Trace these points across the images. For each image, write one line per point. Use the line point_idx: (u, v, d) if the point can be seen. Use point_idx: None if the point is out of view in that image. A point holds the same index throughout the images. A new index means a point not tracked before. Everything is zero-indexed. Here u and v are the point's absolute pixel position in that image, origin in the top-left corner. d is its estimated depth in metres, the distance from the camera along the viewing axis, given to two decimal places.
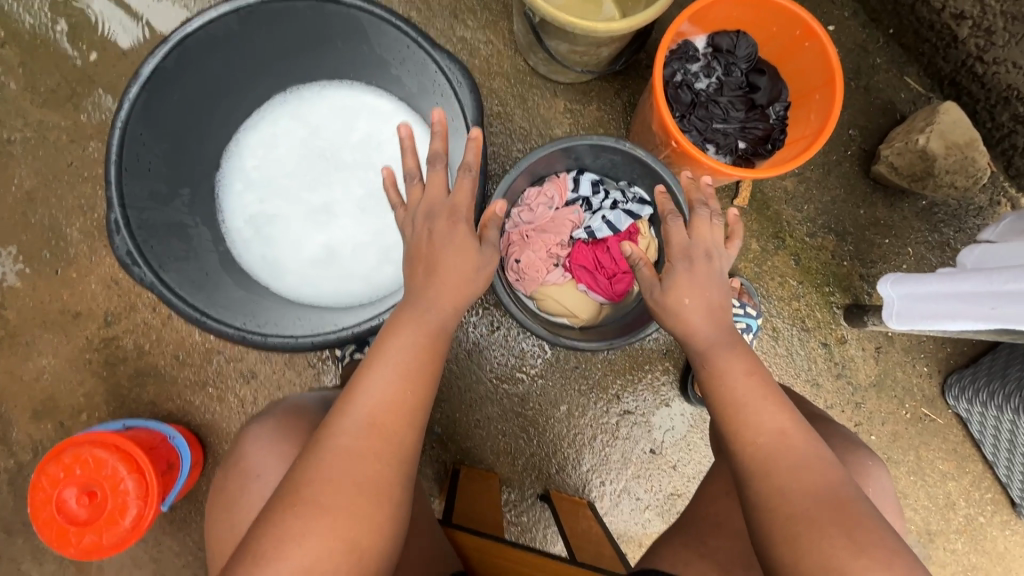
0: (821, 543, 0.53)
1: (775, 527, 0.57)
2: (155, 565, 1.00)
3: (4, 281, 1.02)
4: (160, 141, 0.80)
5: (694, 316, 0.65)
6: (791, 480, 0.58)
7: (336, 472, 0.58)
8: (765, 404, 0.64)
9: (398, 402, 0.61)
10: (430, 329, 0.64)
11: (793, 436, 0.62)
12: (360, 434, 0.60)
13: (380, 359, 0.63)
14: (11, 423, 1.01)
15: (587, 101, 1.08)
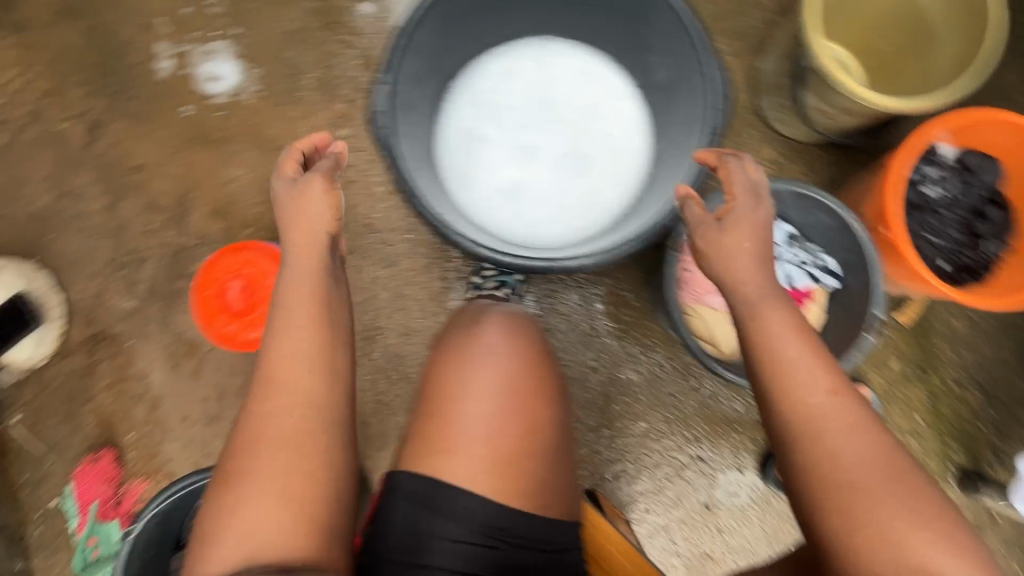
0: (878, 517, 0.56)
1: (839, 507, 0.58)
2: (246, 380, 1.11)
3: (238, 95, 1.14)
4: (437, 33, 0.88)
5: (742, 267, 0.67)
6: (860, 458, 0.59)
7: (303, 439, 0.67)
8: (848, 397, 0.62)
9: (297, 379, 0.69)
10: (317, 295, 0.72)
11: (842, 407, 0.62)
12: (297, 409, 0.68)
13: (283, 320, 0.71)
14: (191, 210, 1.14)
15: (798, 159, 1.06)
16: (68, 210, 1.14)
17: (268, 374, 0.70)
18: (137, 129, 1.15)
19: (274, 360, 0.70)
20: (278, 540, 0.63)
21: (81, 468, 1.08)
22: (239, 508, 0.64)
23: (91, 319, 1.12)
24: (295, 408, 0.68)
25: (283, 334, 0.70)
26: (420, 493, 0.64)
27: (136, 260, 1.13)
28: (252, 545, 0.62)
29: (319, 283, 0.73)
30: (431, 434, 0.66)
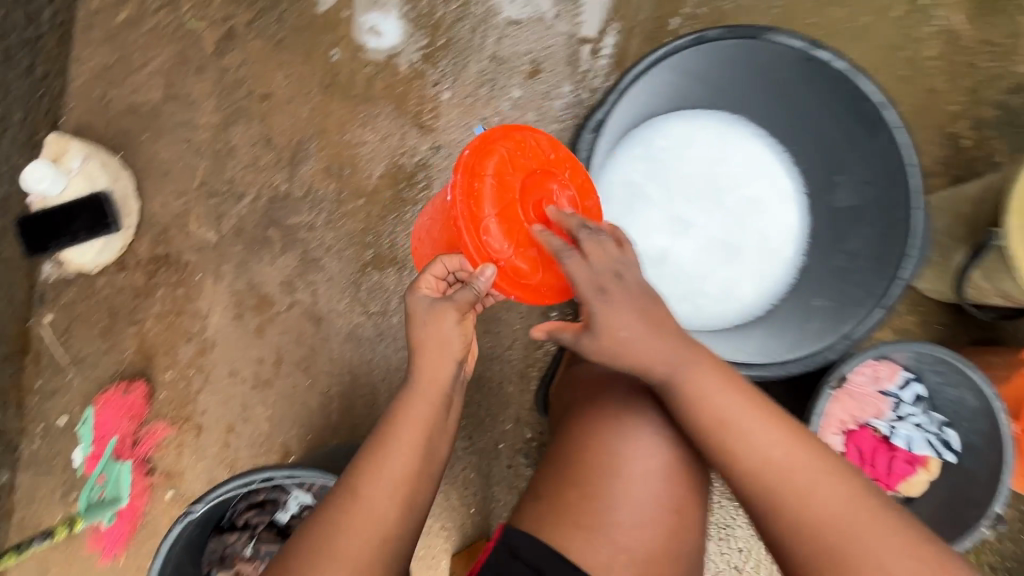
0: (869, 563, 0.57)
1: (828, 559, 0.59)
2: (310, 352, 1.03)
3: (395, 57, 1.06)
4: (651, 85, 0.85)
5: (640, 353, 0.63)
6: (839, 510, 0.59)
7: (368, 567, 0.59)
8: (765, 435, 0.62)
9: (388, 512, 0.62)
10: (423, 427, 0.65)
11: (801, 455, 0.62)
12: (366, 532, 0.60)
13: (386, 443, 0.64)
14: (307, 160, 1.05)
15: (916, 312, 1.08)
16: (175, 114, 1.04)
17: (362, 482, 0.62)
18: (276, 55, 1.05)
19: (367, 476, 0.63)
20: None
21: (106, 393, 0.98)
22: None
23: (164, 238, 1.02)
24: (368, 533, 0.60)
25: (376, 477, 0.62)
26: (544, 574, 0.59)
27: (232, 191, 1.03)
28: None
29: (438, 402, 0.66)
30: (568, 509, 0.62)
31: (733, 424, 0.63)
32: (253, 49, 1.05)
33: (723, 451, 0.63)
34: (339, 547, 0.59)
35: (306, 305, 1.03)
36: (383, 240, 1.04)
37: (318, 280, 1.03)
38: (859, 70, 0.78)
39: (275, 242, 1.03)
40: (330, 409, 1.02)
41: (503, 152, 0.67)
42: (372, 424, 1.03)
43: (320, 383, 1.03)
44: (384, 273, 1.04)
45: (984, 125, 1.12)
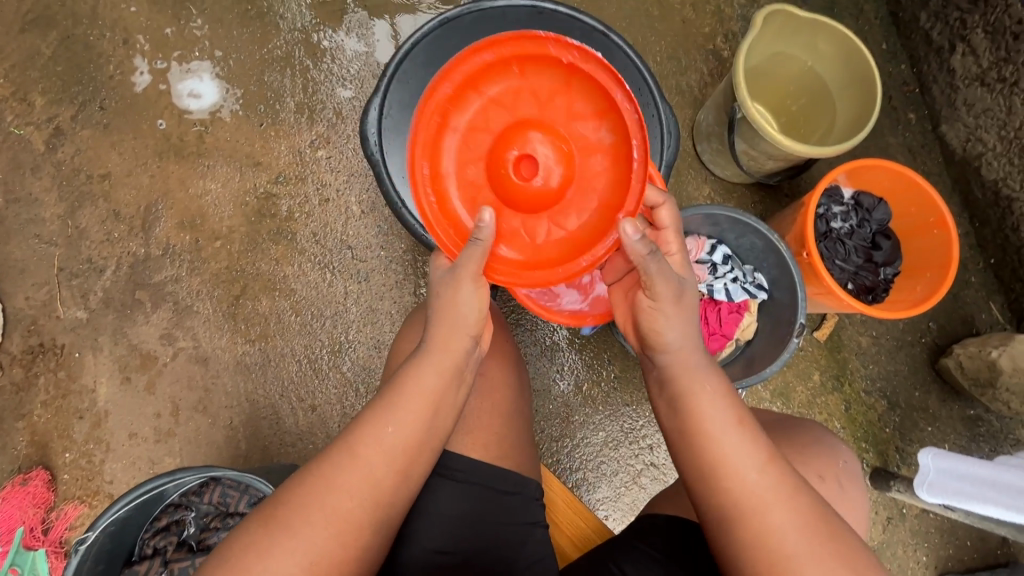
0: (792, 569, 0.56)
1: (754, 556, 0.58)
2: (205, 393, 1.07)
3: (218, 112, 1.17)
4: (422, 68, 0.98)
5: (664, 331, 0.63)
6: (791, 535, 0.57)
7: (350, 526, 0.60)
8: (738, 436, 0.61)
9: (388, 478, 0.63)
10: (434, 397, 0.65)
11: (773, 471, 0.60)
12: (356, 491, 0.61)
13: (391, 404, 0.64)
14: (158, 221, 1.12)
15: (728, 198, 1.24)
16: (21, 215, 1.10)
17: (362, 447, 0.63)
18: (107, 138, 1.14)
19: (365, 435, 0.63)
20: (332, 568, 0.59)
21: (8, 488, 0.98)
22: (268, 552, 0.58)
23: (34, 329, 1.06)
24: (359, 493, 0.61)
25: (379, 442, 0.63)
26: None
27: (93, 268, 1.09)
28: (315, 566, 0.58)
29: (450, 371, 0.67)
30: None
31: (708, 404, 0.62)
32: (84, 138, 1.14)
33: (697, 438, 0.62)
34: (313, 511, 0.60)
35: (189, 350, 1.08)
36: (248, 271, 1.12)
37: (196, 324, 1.09)
38: (578, 12, 0.97)
39: (145, 302, 1.09)
40: (237, 439, 1.06)
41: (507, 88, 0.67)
42: (281, 440, 1.08)
43: (222, 418, 1.07)
44: (257, 301, 1.11)
45: (733, 37, 1.34)
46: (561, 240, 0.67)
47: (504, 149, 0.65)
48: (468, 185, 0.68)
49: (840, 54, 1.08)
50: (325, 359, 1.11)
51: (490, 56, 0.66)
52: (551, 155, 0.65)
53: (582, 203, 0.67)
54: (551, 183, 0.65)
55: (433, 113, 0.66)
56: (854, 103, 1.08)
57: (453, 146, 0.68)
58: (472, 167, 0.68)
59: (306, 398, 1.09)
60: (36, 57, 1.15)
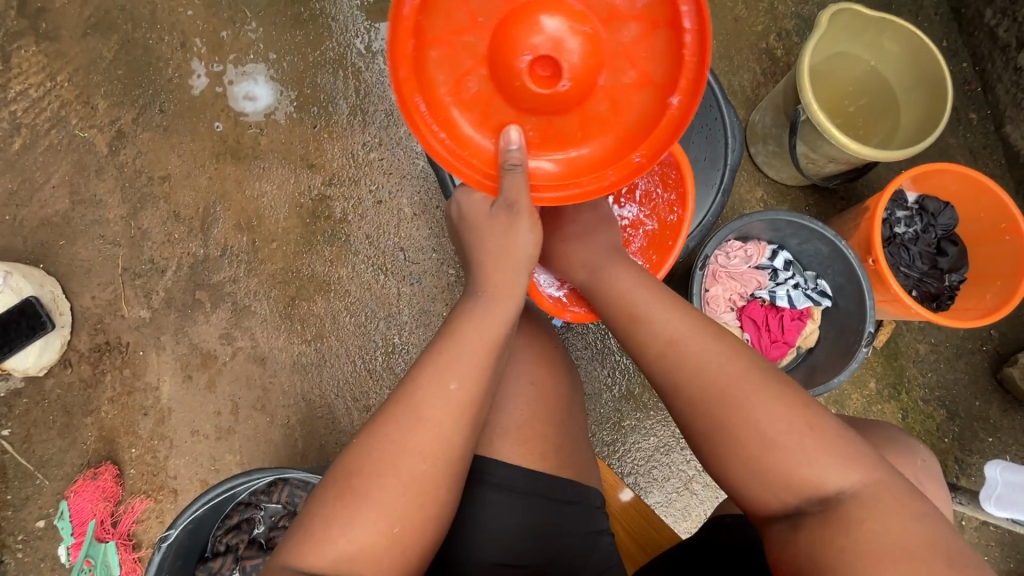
0: (771, 450, 0.56)
1: (744, 457, 0.57)
2: (263, 392, 1.09)
3: (273, 114, 1.18)
4: None
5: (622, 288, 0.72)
6: (762, 415, 0.57)
7: (424, 488, 0.61)
8: (666, 321, 0.66)
9: (455, 435, 0.62)
10: (489, 341, 0.67)
11: (708, 349, 0.62)
12: (429, 452, 0.61)
13: (451, 363, 0.64)
14: (216, 222, 1.14)
15: (782, 200, 1.21)
16: (86, 216, 1.12)
17: (428, 410, 0.62)
18: (166, 140, 1.16)
19: (429, 394, 0.63)
20: (412, 532, 0.60)
21: (77, 484, 1.02)
22: (351, 521, 0.59)
23: (100, 327, 1.08)
24: (432, 453, 0.61)
25: (443, 400, 0.62)
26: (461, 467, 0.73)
27: (155, 268, 1.12)
28: (395, 529, 0.60)
29: (502, 324, 0.69)
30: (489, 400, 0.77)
31: (638, 310, 0.68)
32: (144, 140, 1.16)
33: (647, 344, 0.65)
34: (389, 476, 0.60)
35: (248, 350, 1.10)
36: (304, 272, 1.14)
37: (254, 324, 1.11)
38: None
39: (205, 302, 1.11)
40: (294, 438, 1.08)
41: None
42: (338, 439, 1.09)
43: (280, 416, 1.09)
44: (313, 301, 1.13)
45: (787, 35, 1.31)
46: (597, 133, 0.69)
47: (513, 56, 0.63)
48: (474, 102, 0.69)
49: (906, 53, 1.05)
50: (378, 360, 1.12)
51: None
52: (576, 51, 0.63)
53: (619, 90, 0.67)
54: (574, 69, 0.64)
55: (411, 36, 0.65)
56: (920, 104, 1.05)
57: (445, 58, 0.67)
58: (470, 78, 0.68)
59: (361, 398, 1.11)
60: (98, 60, 1.18)
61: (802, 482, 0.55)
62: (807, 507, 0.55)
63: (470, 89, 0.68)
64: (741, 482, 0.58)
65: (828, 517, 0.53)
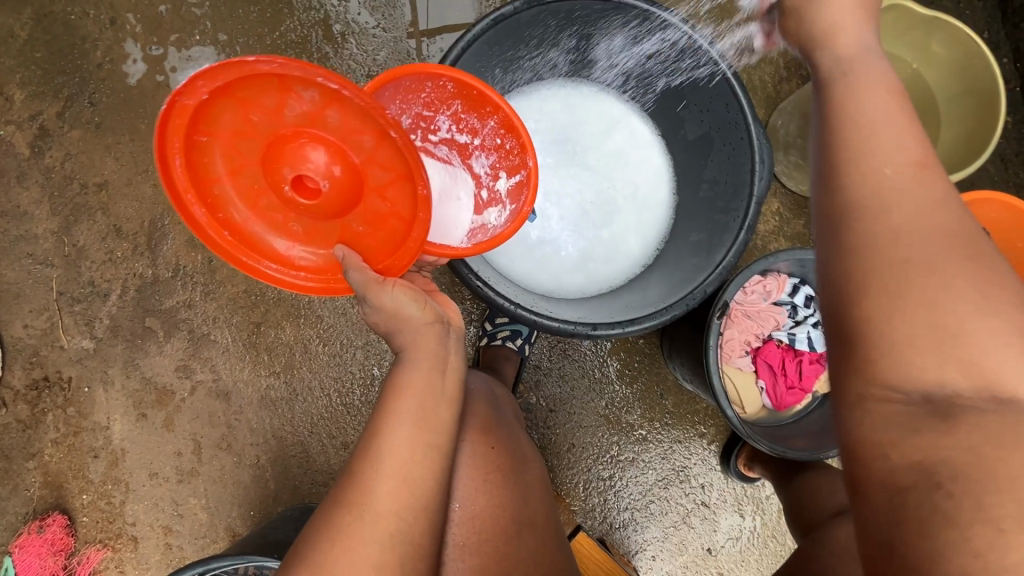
0: (932, 304, 0.38)
1: (920, 322, 0.38)
2: (228, 430, 0.99)
3: None
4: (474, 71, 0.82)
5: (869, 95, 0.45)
6: (959, 282, 0.38)
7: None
8: (899, 135, 0.43)
9: (402, 501, 0.52)
10: (420, 386, 0.55)
11: (927, 178, 0.41)
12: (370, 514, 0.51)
13: (386, 415, 0.54)
14: (165, 239, 1.00)
15: (798, 214, 1.10)
16: (11, 231, 0.97)
17: (365, 482, 0.52)
18: (100, 139, 0.99)
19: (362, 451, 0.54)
20: None
21: (22, 537, 0.93)
22: None
23: (36, 361, 0.96)
24: (375, 519, 0.51)
25: (375, 460, 0.53)
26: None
27: (96, 293, 0.98)
28: None
29: (438, 358, 0.57)
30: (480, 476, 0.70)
31: (877, 115, 0.44)
32: (73, 140, 0.99)
33: (882, 148, 0.42)
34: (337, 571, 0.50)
35: (209, 384, 0.99)
36: (268, 295, 1.01)
37: (214, 355, 0.99)
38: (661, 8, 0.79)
39: (157, 331, 0.99)
40: (265, 479, 0.99)
41: (215, 163, 0.52)
42: (313, 480, 1.01)
43: (248, 456, 0.99)
44: (280, 329, 1.01)
45: None
46: (403, 197, 0.52)
47: (282, 193, 0.51)
48: (306, 238, 0.56)
49: (956, 59, 0.92)
50: (356, 393, 1.02)
51: (179, 161, 0.50)
52: (319, 151, 0.49)
53: (377, 152, 0.49)
54: (329, 168, 0.49)
55: (220, 228, 0.55)
56: (964, 118, 0.93)
57: (262, 228, 0.55)
58: (284, 219, 0.54)
59: (337, 435, 1.01)
60: (10, 40, 0.99)
61: (977, 369, 0.37)
62: (968, 401, 0.37)
63: (296, 229, 0.55)
64: (873, 351, 0.39)
65: (1000, 422, 0.36)
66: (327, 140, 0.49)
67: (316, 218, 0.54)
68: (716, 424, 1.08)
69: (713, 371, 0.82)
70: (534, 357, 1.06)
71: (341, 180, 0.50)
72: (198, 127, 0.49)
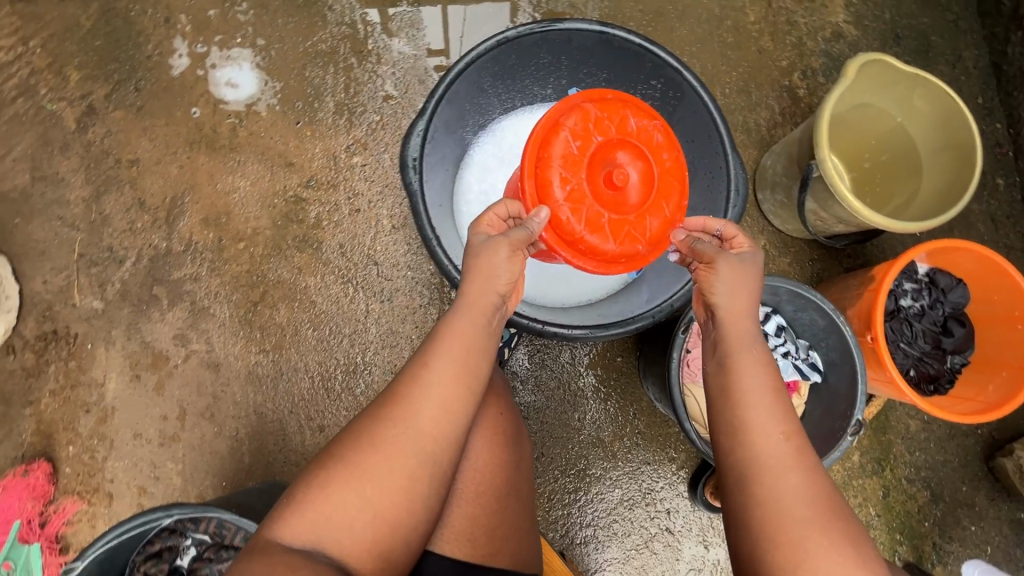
0: (803, 558, 0.52)
1: (778, 557, 0.53)
2: (214, 400, 1.04)
3: (254, 105, 1.11)
4: (474, 83, 0.89)
5: (746, 381, 0.60)
6: (815, 546, 0.52)
7: (408, 491, 0.61)
8: (767, 409, 0.59)
9: (437, 428, 0.62)
10: (469, 339, 0.65)
11: (797, 445, 0.57)
12: (403, 440, 0.62)
13: (434, 350, 0.64)
14: (183, 215, 1.08)
15: (784, 252, 1.13)
16: (46, 194, 1.06)
17: (409, 402, 0.62)
18: (139, 121, 1.10)
19: (412, 373, 0.64)
20: (388, 519, 0.61)
21: (8, 478, 0.98)
22: (327, 500, 0.60)
23: (48, 314, 1.03)
24: (410, 445, 0.61)
25: (421, 387, 0.63)
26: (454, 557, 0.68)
27: (113, 258, 1.06)
28: (376, 515, 0.60)
29: (484, 323, 0.66)
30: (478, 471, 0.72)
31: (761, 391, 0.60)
32: (115, 120, 1.09)
33: (745, 423, 0.59)
34: (374, 474, 0.61)
35: (202, 354, 1.05)
36: (269, 277, 1.07)
37: (211, 327, 1.05)
38: (652, 42, 0.86)
39: (162, 299, 1.06)
40: (241, 452, 1.03)
41: (588, 114, 0.66)
42: (286, 458, 1.04)
43: (228, 428, 1.04)
44: (275, 309, 1.07)
45: (813, 74, 1.22)
46: (637, 244, 0.67)
47: (593, 176, 0.65)
48: (559, 198, 0.65)
49: (937, 115, 0.97)
50: (338, 378, 1.06)
51: (635, 123, 0.68)
52: (637, 167, 0.67)
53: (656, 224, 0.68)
54: (637, 188, 0.67)
55: (550, 128, 0.66)
56: (942, 171, 0.97)
57: (558, 150, 0.66)
58: (569, 186, 0.65)
59: (315, 417, 1.05)
60: (75, 28, 1.11)
61: None
62: None
63: (558, 187, 0.66)
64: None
65: None
66: (652, 188, 0.67)
67: (596, 195, 0.66)
68: (687, 450, 1.09)
69: (676, 384, 0.85)
70: (513, 363, 1.09)
71: (640, 192, 0.66)
72: (603, 106, 0.67)
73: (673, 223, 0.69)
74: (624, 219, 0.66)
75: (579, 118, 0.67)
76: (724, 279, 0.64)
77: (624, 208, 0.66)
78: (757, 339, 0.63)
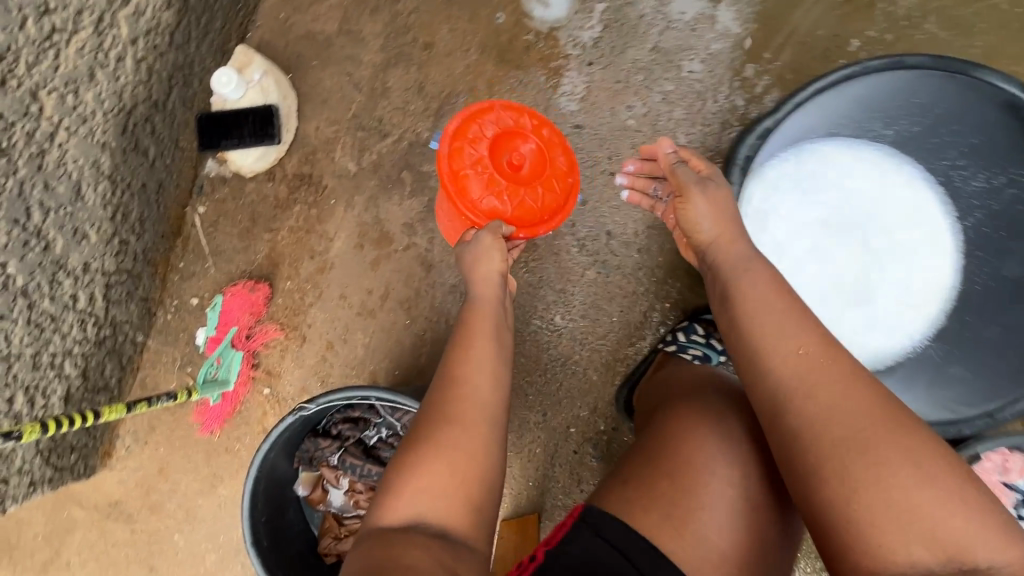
0: (883, 476, 0.56)
1: (864, 505, 0.56)
2: (415, 295, 1.08)
3: (557, 30, 1.07)
4: (829, 103, 0.82)
5: (786, 346, 0.65)
6: (890, 469, 0.56)
7: (484, 451, 0.68)
8: (792, 340, 0.65)
9: (491, 395, 0.72)
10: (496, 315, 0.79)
11: (827, 358, 0.63)
12: (460, 407, 0.70)
13: (472, 331, 0.77)
14: (452, 114, 1.09)
15: None
16: (345, 48, 1.10)
17: (460, 374, 0.73)
18: (446, 7, 1.09)
19: (459, 361, 0.74)
20: (463, 488, 0.66)
21: (234, 287, 1.08)
22: (408, 478, 0.66)
23: (310, 159, 1.10)
24: (467, 410, 0.70)
25: (471, 364, 0.74)
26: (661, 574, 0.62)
27: (379, 130, 1.10)
28: (449, 491, 0.65)
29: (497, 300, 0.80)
30: (655, 484, 0.68)
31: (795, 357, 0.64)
32: None
33: (777, 383, 0.64)
34: (443, 446, 0.67)
35: (420, 250, 1.08)
36: None
37: (437, 229, 1.08)
38: None
39: (406, 185, 1.09)
40: (420, 351, 1.08)
41: (456, 127, 0.80)
42: None
43: (417, 325, 1.08)
44: None
45: None
46: (551, 209, 0.81)
47: (501, 167, 0.79)
48: (493, 192, 0.78)
49: None
50: (530, 328, 1.06)
51: (490, 124, 0.80)
52: (534, 154, 0.80)
53: (546, 193, 0.80)
54: (533, 176, 0.80)
55: (463, 133, 0.79)
56: None
57: (470, 151, 0.79)
58: (497, 190, 0.78)
59: None
60: None
61: (896, 488, 0.55)
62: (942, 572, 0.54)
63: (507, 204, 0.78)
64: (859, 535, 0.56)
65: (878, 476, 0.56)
66: (542, 169, 0.80)
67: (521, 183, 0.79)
68: None
69: None
70: None
71: (531, 177, 0.80)
72: (458, 134, 0.79)
73: (546, 157, 0.81)
74: (522, 189, 0.79)
75: (463, 130, 0.79)
76: (711, 242, 0.76)
77: (508, 156, 0.79)
78: (751, 256, 0.74)
